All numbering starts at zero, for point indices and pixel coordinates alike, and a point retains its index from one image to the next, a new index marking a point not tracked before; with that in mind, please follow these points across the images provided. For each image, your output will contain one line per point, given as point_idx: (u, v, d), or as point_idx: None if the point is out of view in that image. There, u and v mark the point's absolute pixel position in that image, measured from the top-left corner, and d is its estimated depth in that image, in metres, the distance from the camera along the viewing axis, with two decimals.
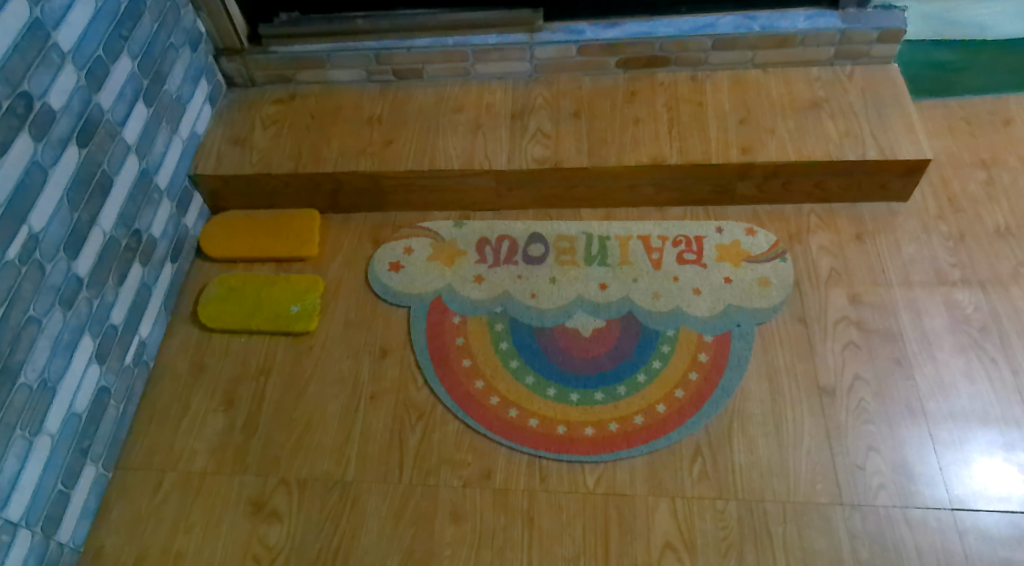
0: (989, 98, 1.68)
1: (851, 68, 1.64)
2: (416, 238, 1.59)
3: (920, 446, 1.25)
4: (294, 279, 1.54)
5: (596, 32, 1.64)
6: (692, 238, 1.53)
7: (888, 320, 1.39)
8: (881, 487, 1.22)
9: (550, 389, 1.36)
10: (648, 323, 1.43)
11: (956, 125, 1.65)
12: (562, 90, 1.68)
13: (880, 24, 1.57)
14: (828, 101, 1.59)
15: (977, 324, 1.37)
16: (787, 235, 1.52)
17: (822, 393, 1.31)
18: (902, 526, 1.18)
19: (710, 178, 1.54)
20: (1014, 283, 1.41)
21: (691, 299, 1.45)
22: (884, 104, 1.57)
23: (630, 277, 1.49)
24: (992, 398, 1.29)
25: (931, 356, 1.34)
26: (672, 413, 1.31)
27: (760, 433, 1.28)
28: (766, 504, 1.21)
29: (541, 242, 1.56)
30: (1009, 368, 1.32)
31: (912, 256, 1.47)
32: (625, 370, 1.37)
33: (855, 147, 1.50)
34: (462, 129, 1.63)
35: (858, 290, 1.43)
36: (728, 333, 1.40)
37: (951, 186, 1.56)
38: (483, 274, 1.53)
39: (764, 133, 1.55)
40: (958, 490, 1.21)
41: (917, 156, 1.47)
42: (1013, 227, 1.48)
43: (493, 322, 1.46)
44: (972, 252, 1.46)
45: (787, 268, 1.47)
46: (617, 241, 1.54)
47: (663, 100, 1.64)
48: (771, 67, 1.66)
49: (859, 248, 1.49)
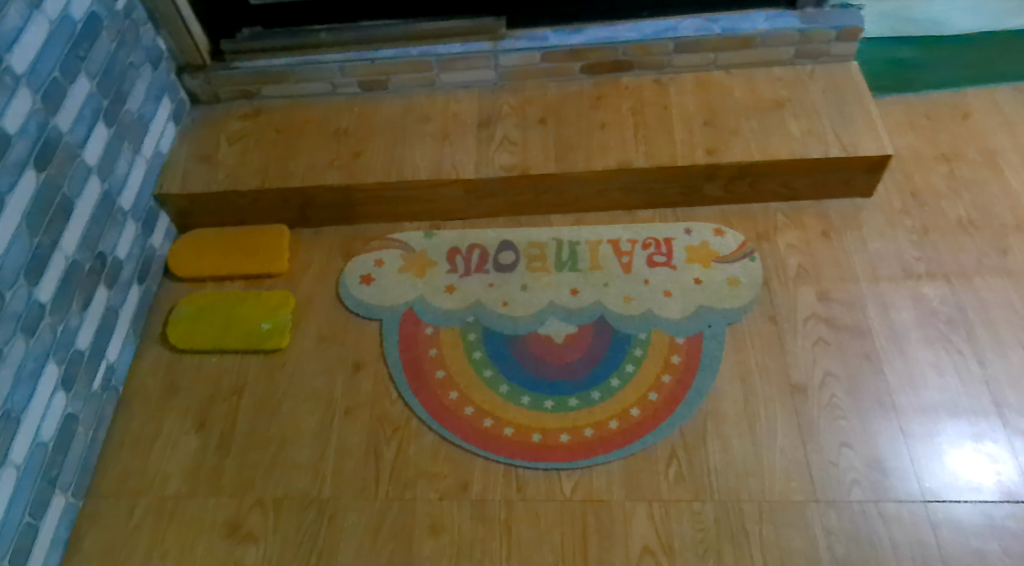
0: (947, 93, 1.71)
1: (812, 68, 1.66)
2: (387, 250, 1.59)
3: (890, 440, 1.25)
4: (265, 295, 1.52)
5: (560, 38, 1.65)
6: (662, 240, 1.54)
7: (857, 316, 1.40)
8: (855, 482, 1.22)
9: (525, 396, 1.36)
10: (621, 326, 1.43)
11: (916, 120, 1.67)
12: (528, 97, 1.69)
13: (839, 23, 1.59)
14: (791, 100, 1.60)
15: (943, 317, 1.38)
16: (755, 236, 1.53)
17: (794, 390, 1.32)
18: (877, 521, 1.18)
19: (677, 181, 1.55)
20: (978, 275, 1.43)
21: (662, 302, 1.45)
22: (845, 101, 1.58)
23: (601, 282, 1.50)
24: (960, 390, 1.30)
25: (899, 350, 1.35)
26: (647, 417, 1.31)
27: (734, 432, 1.28)
28: (742, 504, 1.21)
29: (512, 249, 1.56)
30: (975, 359, 1.33)
31: (878, 250, 1.48)
32: (599, 374, 1.37)
33: (819, 145, 1.51)
34: (429, 139, 1.63)
35: (827, 287, 1.44)
36: (701, 333, 1.41)
37: (914, 180, 1.58)
38: (455, 283, 1.53)
39: (728, 134, 1.56)
40: (929, 482, 1.21)
41: (878, 152, 1.49)
42: (975, 220, 1.50)
43: (467, 332, 1.46)
44: (936, 245, 1.48)
45: (756, 267, 1.48)
46: (588, 246, 1.55)
47: (629, 105, 1.65)
48: (734, 68, 1.68)
49: (826, 245, 1.50)
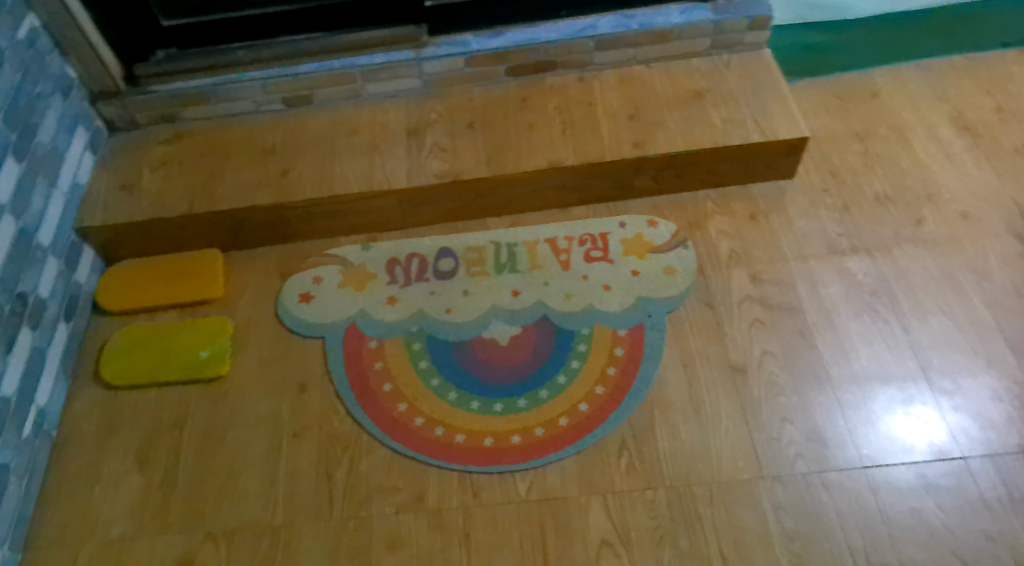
0: (856, 75, 1.78)
1: (728, 57, 1.71)
2: (324, 267, 1.57)
3: (828, 411, 1.30)
4: (201, 323, 1.49)
5: (481, 42, 1.65)
6: (597, 236, 1.56)
7: (788, 294, 1.45)
8: (798, 455, 1.26)
9: (474, 402, 1.36)
10: (564, 324, 1.45)
11: (829, 102, 1.74)
12: (454, 103, 1.69)
13: (749, 13, 1.63)
14: (710, 90, 1.65)
15: (868, 288, 1.44)
16: (686, 224, 1.57)
17: (734, 372, 1.36)
18: (821, 491, 1.22)
19: (608, 176, 1.57)
20: (898, 246, 1.49)
21: (602, 296, 1.47)
22: (761, 88, 1.63)
23: (541, 281, 1.51)
24: (889, 356, 1.35)
25: (830, 325, 1.40)
26: (595, 411, 1.33)
27: (680, 418, 1.31)
28: (693, 487, 1.24)
29: (451, 256, 1.56)
30: (900, 326, 1.39)
31: (803, 230, 1.54)
32: (546, 373, 1.39)
33: (739, 132, 1.56)
34: (358, 152, 1.62)
35: (758, 269, 1.49)
36: (641, 324, 1.43)
37: (832, 160, 1.64)
38: (396, 294, 1.52)
39: (653, 127, 1.59)
40: (866, 448, 1.26)
41: (796, 135, 1.54)
42: (891, 193, 1.57)
43: (411, 343, 1.45)
44: (857, 220, 1.54)
45: (689, 254, 1.52)
46: (525, 247, 1.56)
47: (555, 104, 1.66)
48: (654, 62, 1.72)
49: (754, 228, 1.55)
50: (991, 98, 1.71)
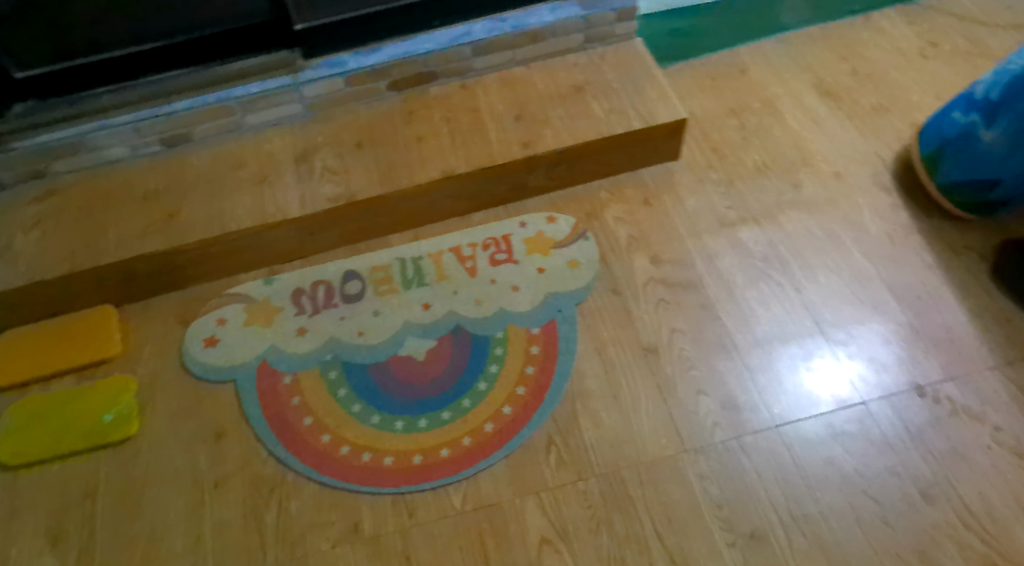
0: (724, 53, 1.87)
1: (602, 49, 1.75)
2: (226, 307, 1.52)
3: (738, 377, 1.35)
4: (101, 385, 1.42)
5: (358, 60, 1.63)
6: (500, 238, 1.58)
7: (688, 271, 1.50)
8: (715, 424, 1.30)
9: (399, 421, 1.35)
10: (478, 330, 1.45)
11: (703, 82, 1.81)
12: (340, 124, 1.67)
13: (615, 6, 1.67)
14: (589, 83, 1.68)
15: (760, 255, 1.51)
16: (584, 216, 1.60)
17: (647, 353, 1.40)
18: (741, 455, 1.27)
19: (502, 178, 1.59)
20: (782, 211, 1.57)
21: (511, 298, 1.49)
22: (637, 76, 1.69)
23: (450, 291, 1.51)
24: (786, 317, 1.42)
25: (730, 295, 1.46)
26: (519, 412, 1.34)
27: (602, 406, 1.34)
28: (622, 471, 1.27)
29: (356, 278, 1.54)
30: (793, 286, 1.46)
31: (694, 207, 1.59)
32: (466, 382, 1.39)
33: (622, 121, 1.60)
34: (246, 185, 1.58)
35: (657, 251, 1.53)
36: (553, 320, 1.45)
37: (712, 137, 1.71)
38: (305, 325, 1.49)
39: (539, 125, 1.62)
40: (777, 407, 1.32)
41: (675, 117, 1.59)
42: (769, 162, 1.65)
43: (327, 371, 1.42)
44: (742, 192, 1.61)
45: (590, 245, 1.55)
46: (430, 259, 1.56)
47: (441, 114, 1.67)
48: (532, 61, 1.74)
49: (648, 211, 1.60)
50: (847, 63, 1.82)
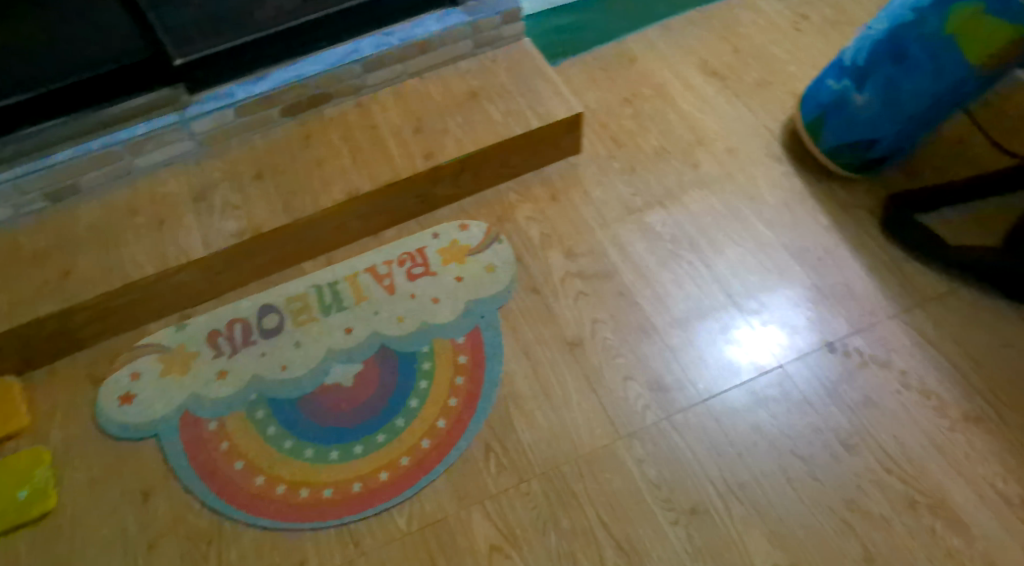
0: (612, 45, 1.91)
1: (492, 53, 1.76)
2: (139, 360, 1.46)
3: (661, 358, 1.39)
4: (11, 461, 1.34)
5: (246, 89, 1.60)
6: (414, 252, 1.57)
7: (602, 262, 1.52)
8: (646, 407, 1.33)
9: (333, 451, 1.32)
10: (403, 348, 1.44)
11: (595, 75, 1.85)
12: (236, 157, 1.63)
13: (498, 9, 1.68)
14: (484, 88, 1.69)
15: (669, 237, 1.55)
16: (495, 220, 1.60)
17: (573, 347, 1.41)
18: (673, 434, 1.30)
19: (409, 192, 1.58)
20: (684, 192, 1.61)
21: (433, 310, 1.48)
22: (529, 75, 1.70)
23: (371, 311, 1.49)
24: (701, 293, 1.46)
25: (645, 279, 1.49)
26: (454, 424, 1.33)
27: (535, 406, 1.35)
28: (562, 467, 1.28)
29: (273, 311, 1.50)
30: (703, 263, 1.50)
31: (601, 198, 1.62)
32: (397, 401, 1.37)
33: (520, 122, 1.62)
34: (144, 231, 1.52)
35: (570, 245, 1.55)
36: (477, 327, 1.45)
37: (610, 127, 1.74)
38: (225, 366, 1.44)
39: (439, 135, 1.62)
40: (702, 382, 1.35)
41: (570, 113, 1.61)
42: (667, 146, 1.69)
43: (254, 411, 1.38)
44: (644, 178, 1.65)
45: (505, 248, 1.56)
46: (346, 282, 1.53)
47: (339, 134, 1.64)
48: (425, 72, 1.74)
49: (558, 207, 1.61)
50: (728, 43, 1.88)
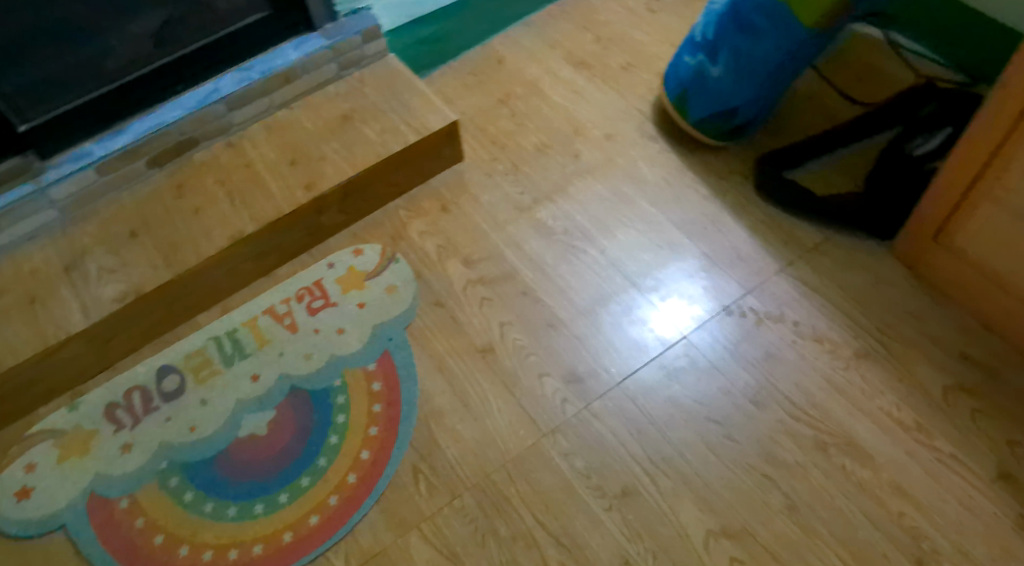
0: (478, 49, 1.92)
1: (359, 73, 1.72)
2: (32, 449, 1.36)
3: (572, 349, 1.40)
4: None
5: (104, 146, 1.51)
6: (311, 286, 1.53)
7: (501, 265, 1.53)
8: (564, 400, 1.35)
9: (258, 504, 1.28)
10: (314, 385, 1.40)
11: (466, 81, 1.85)
12: (105, 218, 1.54)
13: (357, 29, 1.65)
14: (356, 110, 1.66)
15: (562, 230, 1.57)
16: (388, 240, 1.58)
17: (485, 354, 1.41)
18: (595, 422, 1.32)
19: (295, 226, 1.54)
20: (570, 183, 1.64)
21: (339, 342, 1.45)
22: (400, 90, 1.69)
23: (275, 354, 1.44)
24: (600, 279, 1.49)
25: (545, 275, 1.50)
26: (378, 453, 1.31)
27: (457, 420, 1.34)
28: (492, 476, 1.28)
29: (172, 372, 1.43)
30: (598, 249, 1.53)
31: (490, 201, 1.63)
32: (316, 441, 1.33)
33: (397, 138, 1.60)
34: (15, 312, 1.42)
35: (467, 253, 1.55)
36: (387, 350, 1.43)
37: (488, 131, 1.75)
38: (128, 439, 1.36)
39: (317, 164, 1.58)
40: (614, 366, 1.38)
41: (446, 122, 1.61)
42: (547, 140, 1.72)
43: (166, 480, 1.32)
44: (530, 175, 1.66)
45: (403, 267, 1.54)
46: (245, 328, 1.48)
47: (212, 178, 1.58)
48: (293, 102, 1.69)
49: (449, 218, 1.61)
50: (589, 32, 1.93)
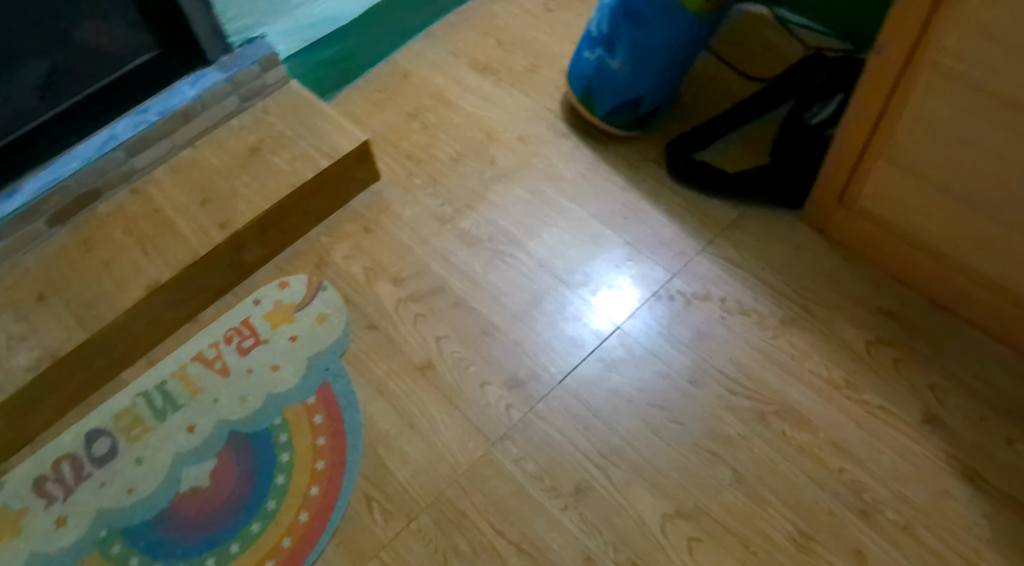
0: (382, 66, 1.90)
1: (263, 103, 1.68)
2: None
3: (511, 354, 1.40)
4: None
5: None
6: (239, 326, 1.48)
7: (431, 279, 1.52)
8: (509, 406, 1.34)
9: (209, 559, 1.23)
10: (254, 427, 1.36)
11: (374, 99, 1.84)
12: (9, 283, 1.47)
13: (254, 58, 1.61)
14: (263, 140, 1.62)
15: (487, 236, 1.57)
16: (313, 269, 1.55)
17: (425, 371, 1.40)
18: (542, 423, 1.32)
19: (214, 267, 1.49)
20: (489, 189, 1.64)
21: (274, 379, 1.41)
22: (306, 116, 1.65)
23: (209, 401, 1.40)
24: (530, 281, 1.49)
25: (475, 284, 1.50)
26: (328, 487, 1.28)
27: (404, 441, 1.33)
28: (447, 492, 1.27)
29: (102, 435, 1.37)
30: (525, 252, 1.54)
31: (411, 217, 1.61)
32: (262, 484, 1.30)
33: (308, 165, 1.57)
34: None
35: (395, 272, 1.53)
36: (325, 381, 1.40)
37: (402, 146, 1.74)
38: (63, 511, 1.30)
39: (229, 200, 1.54)
40: (554, 366, 1.38)
41: (356, 143, 1.59)
42: (461, 149, 1.71)
43: (109, 548, 1.26)
44: (448, 186, 1.66)
45: (331, 294, 1.51)
46: (175, 378, 1.43)
47: (120, 228, 1.52)
48: (197, 140, 1.63)
49: (372, 238, 1.59)
50: (490, 37, 1.93)
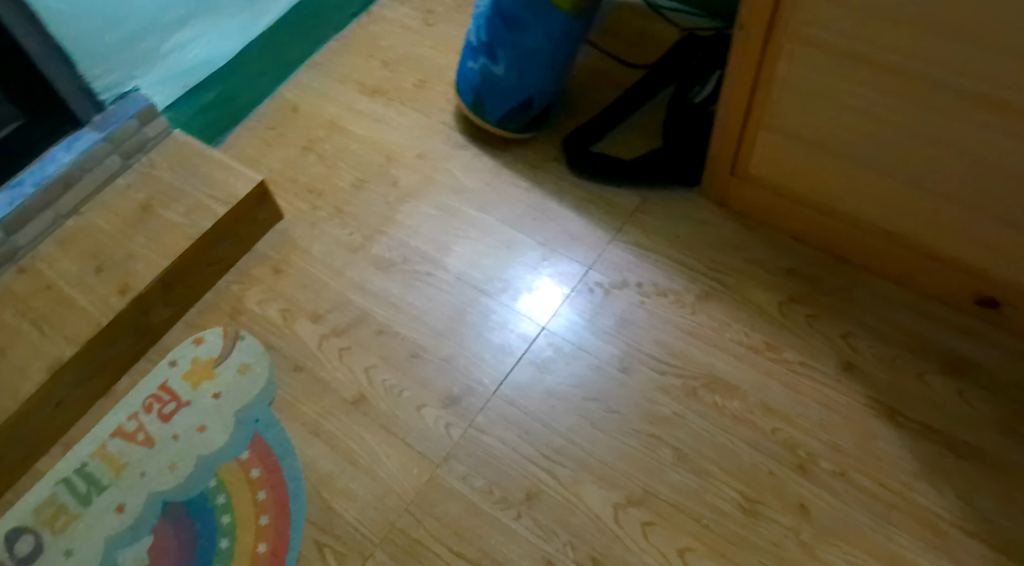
0: (268, 102, 1.86)
1: (148, 158, 1.61)
2: None
3: (442, 372, 1.39)
4: None
5: None
6: (157, 392, 1.42)
7: (351, 310, 1.49)
8: (449, 425, 1.33)
9: None
10: (188, 494, 1.30)
11: (265, 138, 1.79)
12: None
13: (130, 113, 1.54)
14: (153, 196, 1.56)
15: (401, 258, 1.55)
16: (227, 320, 1.50)
17: (359, 404, 1.37)
18: (483, 436, 1.31)
19: (120, 335, 1.42)
20: (397, 210, 1.62)
21: (202, 441, 1.35)
22: (196, 164, 1.60)
23: (136, 475, 1.33)
24: (451, 296, 1.48)
25: (396, 308, 1.48)
26: (275, 541, 1.24)
27: (348, 479, 1.29)
28: (398, 522, 1.25)
29: (24, 533, 1.29)
30: (441, 268, 1.52)
31: (322, 251, 1.58)
32: (206, 551, 1.24)
33: (205, 215, 1.52)
34: None
35: (313, 309, 1.50)
36: (256, 434, 1.35)
37: (301, 181, 1.70)
38: None
39: (126, 263, 1.47)
40: (487, 377, 1.38)
41: (252, 185, 1.55)
42: (362, 175, 1.69)
43: None
44: (355, 213, 1.63)
45: (250, 343, 1.46)
46: (95, 458, 1.35)
47: (11, 310, 1.43)
48: (82, 207, 1.55)
49: (285, 279, 1.55)
50: (375, 59, 1.91)
